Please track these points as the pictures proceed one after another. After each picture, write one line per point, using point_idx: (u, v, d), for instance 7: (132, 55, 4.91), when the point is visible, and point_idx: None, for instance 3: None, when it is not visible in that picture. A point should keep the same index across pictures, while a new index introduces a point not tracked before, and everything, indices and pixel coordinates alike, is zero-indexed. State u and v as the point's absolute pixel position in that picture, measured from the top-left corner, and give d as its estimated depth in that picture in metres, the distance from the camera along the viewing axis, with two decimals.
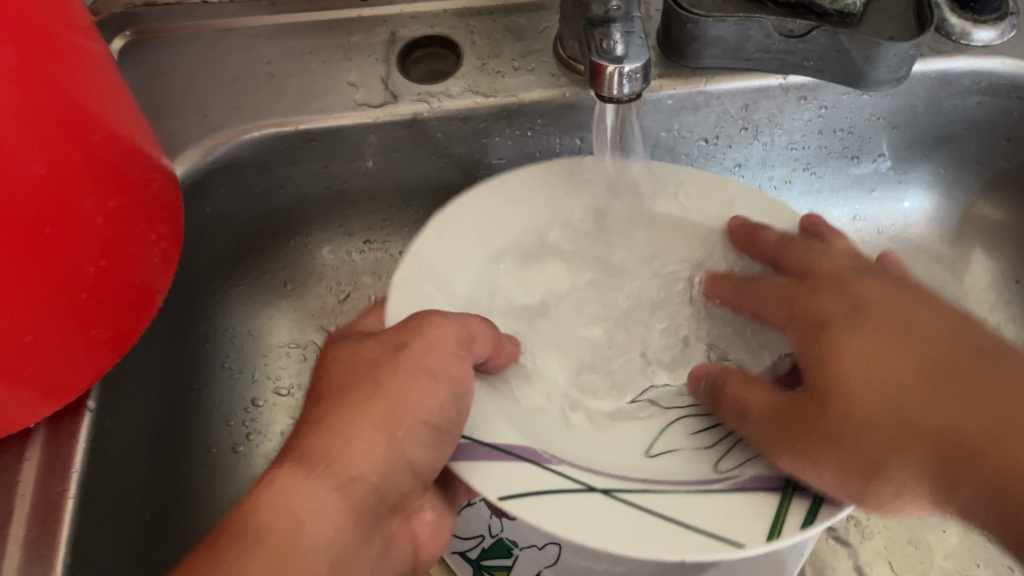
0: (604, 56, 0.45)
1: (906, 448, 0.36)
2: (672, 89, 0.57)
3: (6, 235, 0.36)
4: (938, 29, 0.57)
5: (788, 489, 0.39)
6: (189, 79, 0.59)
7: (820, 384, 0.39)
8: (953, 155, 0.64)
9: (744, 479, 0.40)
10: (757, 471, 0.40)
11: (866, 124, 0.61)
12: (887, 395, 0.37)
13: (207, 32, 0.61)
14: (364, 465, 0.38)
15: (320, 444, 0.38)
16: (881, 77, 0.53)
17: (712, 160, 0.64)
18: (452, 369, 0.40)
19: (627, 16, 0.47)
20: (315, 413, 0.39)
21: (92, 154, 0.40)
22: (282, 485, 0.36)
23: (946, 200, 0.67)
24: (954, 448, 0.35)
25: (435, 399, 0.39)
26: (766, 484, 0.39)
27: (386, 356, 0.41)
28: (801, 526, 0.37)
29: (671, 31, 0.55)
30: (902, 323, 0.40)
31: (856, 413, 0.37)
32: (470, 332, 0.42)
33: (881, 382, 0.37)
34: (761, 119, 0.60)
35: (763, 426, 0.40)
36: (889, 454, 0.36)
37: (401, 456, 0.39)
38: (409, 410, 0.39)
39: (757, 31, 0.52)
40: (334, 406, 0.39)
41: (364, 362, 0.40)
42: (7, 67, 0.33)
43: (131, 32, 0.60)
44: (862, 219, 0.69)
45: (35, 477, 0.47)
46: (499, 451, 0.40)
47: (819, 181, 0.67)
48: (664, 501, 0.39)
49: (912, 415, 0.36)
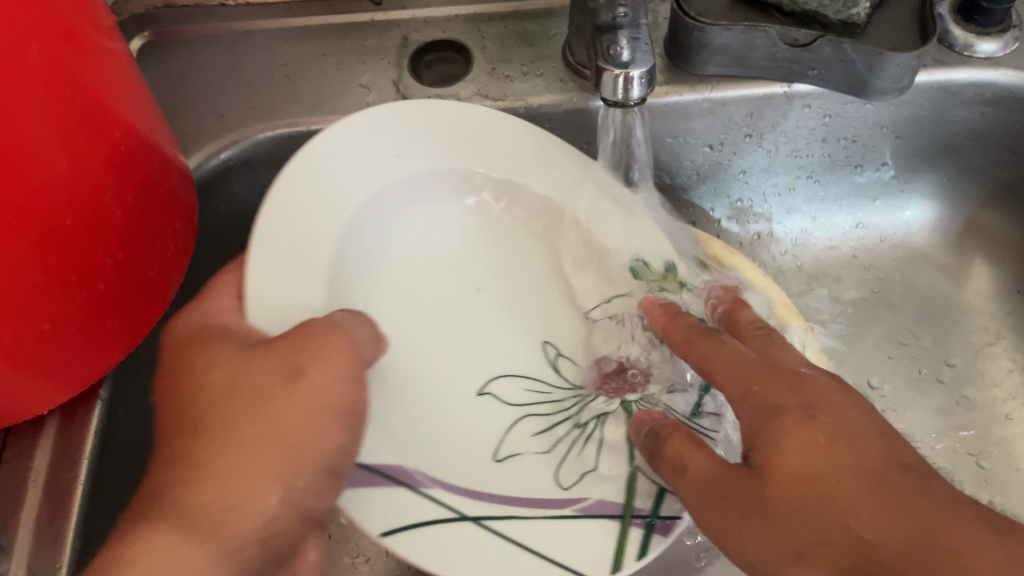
0: (610, 62, 0.46)
1: (828, 547, 0.35)
2: (678, 96, 0.58)
3: (28, 226, 0.37)
4: (942, 40, 0.58)
5: (625, 517, 0.46)
6: (206, 79, 0.60)
7: (759, 464, 0.39)
8: (956, 166, 0.65)
9: (589, 505, 0.46)
10: (602, 501, 0.46)
11: (870, 133, 0.62)
12: (820, 491, 0.36)
13: (224, 33, 0.62)
14: (250, 516, 0.37)
15: (195, 496, 0.36)
16: (884, 86, 0.54)
17: (717, 166, 0.65)
18: (343, 398, 0.39)
19: (635, 23, 0.47)
20: (187, 448, 0.37)
21: (111, 149, 0.42)
22: (157, 543, 0.35)
23: (949, 210, 0.68)
24: (872, 558, 0.34)
25: (328, 437, 0.39)
26: (609, 514, 0.46)
27: (273, 372, 0.38)
28: (637, 557, 0.44)
29: (678, 38, 0.56)
30: (850, 425, 0.39)
31: (789, 500, 0.37)
32: (358, 346, 0.41)
33: (816, 482, 0.37)
34: (766, 126, 0.61)
35: (697, 492, 0.41)
36: (811, 547, 0.36)
37: (293, 498, 0.38)
38: (304, 442, 0.38)
39: (763, 40, 0.53)
40: (212, 446, 0.37)
41: (251, 386, 0.38)
42: (34, 63, 0.35)
43: (150, 33, 0.62)
44: (865, 227, 0.70)
45: (48, 462, 0.49)
46: (383, 476, 0.44)
47: (823, 189, 0.68)
48: (519, 530, 0.45)
49: (841, 517, 0.36)
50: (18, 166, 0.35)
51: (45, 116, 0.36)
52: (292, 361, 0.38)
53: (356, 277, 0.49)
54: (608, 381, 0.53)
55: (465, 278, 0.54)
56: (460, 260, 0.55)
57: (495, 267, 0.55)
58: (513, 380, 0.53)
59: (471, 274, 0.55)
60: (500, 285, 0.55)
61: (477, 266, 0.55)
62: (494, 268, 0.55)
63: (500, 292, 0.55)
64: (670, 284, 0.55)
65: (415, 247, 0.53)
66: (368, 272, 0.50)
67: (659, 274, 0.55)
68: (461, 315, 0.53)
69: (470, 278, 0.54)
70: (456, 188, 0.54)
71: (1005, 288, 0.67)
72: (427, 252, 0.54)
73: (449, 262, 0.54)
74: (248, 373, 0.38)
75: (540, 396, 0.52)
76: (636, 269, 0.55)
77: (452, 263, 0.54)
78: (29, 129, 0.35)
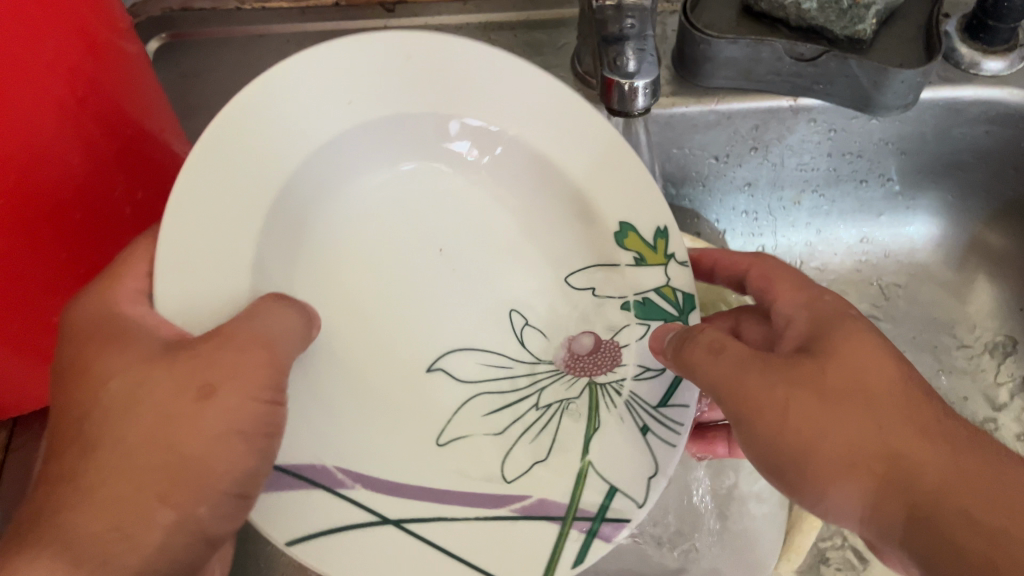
0: (616, 72, 0.47)
1: (871, 453, 0.36)
2: (684, 107, 0.59)
3: (38, 221, 0.38)
4: (948, 58, 0.58)
5: (568, 519, 0.43)
6: (220, 82, 0.62)
7: (821, 353, 0.38)
8: (961, 183, 0.65)
9: (529, 505, 0.43)
10: (544, 497, 0.44)
11: (874, 148, 0.63)
12: (878, 399, 0.36)
13: (238, 36, 0.63)
14: (143, 548, 0.33)
15: (86, 526, 0.33)
16: (889, 102, 0.54)
17: (723, 178, 0.65)
18: (261, 422, 0.37)
19: (641, 35, 0.48)
20: (81, 473, 0.34)
21: (123, 145, 0.42)
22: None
23: (953, 227, 0.68)
24: (919, 478, 0.35)
25: (240, 463, 0.36)
26: (548, 512, 0.43)
27: (182, 378, 0.35)
28: (571, 565, 0.41)
29: (685, 50, 0.56)
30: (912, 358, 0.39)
31: (846, 389, 0.37)
32: (282, 353, 0.38)
33: (878, 390, 0.37)
34: (771, 139, 0.62)
35: (739, 366, 0.39)
36: (854, 441, 0.36)
37: (197, 526, 0.35)
38: (213, 469, 0.35)
39: (769, 54, 0.54)
40: (108, 472, 0.33)
41: (158, 408, 0.35)
42: (47, 61, 0.36)
43: (166, 35, 0.63)
44: (869, 242, 0.70)
45: None
46: (303, 481, 0.41)
47: (829, 202, 0.68)
48: (444, 530, 0.42)
49: (895, 430, 0.36)
50: (17, 156, 0.35)
51: (49, 109, 0.36)
52: (206, 374, 0.35)
53: (287, 228, 0.45)
54: (578, 360, 0.48)
55: (422, 241, 0.49)
56: (404, 224, 0.49)
57: (448, 232, 0.50)
58: (467, 355, 0.48)
59: (422, 237, 0.49)
60: (459, 251, 0.50)
61: (428, 228, 0.49)
62: (450, 236, 0.50)
63: (462, 262, 0.50)
64: (657, 255, 0.48)
65: (354, 207, 0.49)
66: (307, 233, 0.47)
67: (644, 244, 0.48)
68: (413, 281, 0.49)
69: (415, 244, 0.49)
70: (401, 150, 0.49)
71: (1011, 304, 0.67)
72: (364, 212, 0.49)
73: (390, 224, 0.49)
74: (153, 371, 0.35)
75: (500, 372, 0.48)
76: (620, 235, 0.48)
77: (395, 227, 0.49)
78: (31, 120, 0.35)
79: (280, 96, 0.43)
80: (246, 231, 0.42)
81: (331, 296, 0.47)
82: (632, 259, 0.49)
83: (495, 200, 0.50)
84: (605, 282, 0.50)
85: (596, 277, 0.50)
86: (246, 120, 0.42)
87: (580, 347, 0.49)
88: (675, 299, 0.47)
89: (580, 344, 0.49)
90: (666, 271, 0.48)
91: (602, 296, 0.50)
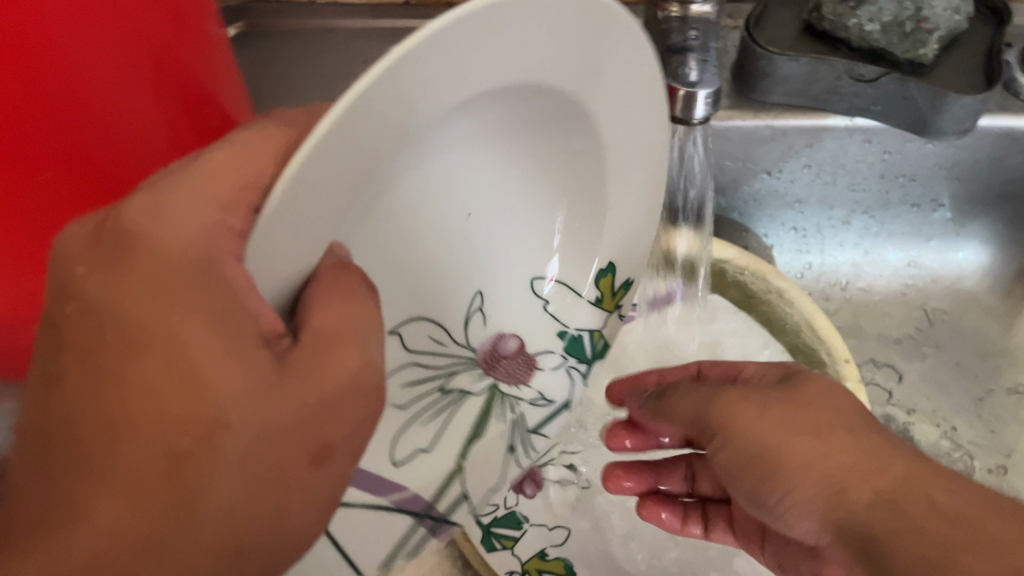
0: (679, 81, 0.49)
1: (832, 456, 0.39)
2: (740, 121, 0.60)
3: None
4: (1007, 87, 0.58)
5: (422, 517, 0.44)
6: (289, 70, 0.64)
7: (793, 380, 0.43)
8: (1013, 212, 0.65)
9: (405, 498, 0.44)
10: (412, 495, 0.44)
11: (928, 172, 0.63)
12: (839, 417, 0.40)
13: (310, 28, 0.65)
14: None
15: None
16: (946, 128, 0.55)
17: (774, 194, 0.66)
18: (340, 481, 0.31)
19: (705, 46, 0.49)
20: (146, 515, 0.26)
21: None
22: None
23: (1003, 257, 0.68)
24: (877, 479, 0.37)
25: (311, 525, 0.31)
26: (412, 507, 0.44)
27: (291, 427, 0.28)
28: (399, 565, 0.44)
29: (744, 65, 0.58)
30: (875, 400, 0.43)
31: (811, 402, 0.41)
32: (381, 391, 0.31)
33: (840, 410, 0.41)
34: (825, 158, 0.62)
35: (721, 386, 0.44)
36: (815, 445, 0.39)
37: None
38: (285, 536, 0.30)
39: (828, 73, 0.55)
40: (185, 529, 0.27)
41: (257, 455, 0.27)
42: None
43: (242, 24, 0.66)
44: (917, 266, 0.71)
45: None
46: None
47: (878, 223, 0.68)
48: (349, 531, 0.40)
49: (856, 442, 0.39)
50: (87, 120, 0.31)
51: (93, 38, 0.30)
52: (318, 436, 0.29)
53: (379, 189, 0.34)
54: (497, 359, 0.48)
55: (480, 201, 0.42)
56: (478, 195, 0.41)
57: (498, 203, 0.43)
58: (420, 324, 0.43)
59: (484, 210, 0.42)
60: (496, 222, 0.44)
61: (487, 197, 0.42)
62: (506, 205, 0.44)
63: (493, 221, 0.44)
64: (611, 302, 0.50)
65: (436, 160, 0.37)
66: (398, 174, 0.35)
67: (612, 288, 0.49)
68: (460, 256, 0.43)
69: (472, 213, 0.41)
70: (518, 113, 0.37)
71: None
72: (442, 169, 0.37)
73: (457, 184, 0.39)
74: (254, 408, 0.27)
75: (434, 347, 0.44)
76: (602, 273, 0.49)
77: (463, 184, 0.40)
78: (91, 64, 0.30)
79: (461, 40, 0.28)
80: (296, 212, 0.27)
81: (385, 264, 0.38)
82: (596, 297, 0.49)
83: (560, 164, 0.42)
84: (560, 300, 0.49)
85: (558, 294, 0.49)
86: (402, 74, 0.27)
87: (506, 349, 0.48)
88: (602, 341, 0.51)
89: (507, 348, 0.48)
90: (617, 317, 0.51)
91: (551, 313, 0.49)
